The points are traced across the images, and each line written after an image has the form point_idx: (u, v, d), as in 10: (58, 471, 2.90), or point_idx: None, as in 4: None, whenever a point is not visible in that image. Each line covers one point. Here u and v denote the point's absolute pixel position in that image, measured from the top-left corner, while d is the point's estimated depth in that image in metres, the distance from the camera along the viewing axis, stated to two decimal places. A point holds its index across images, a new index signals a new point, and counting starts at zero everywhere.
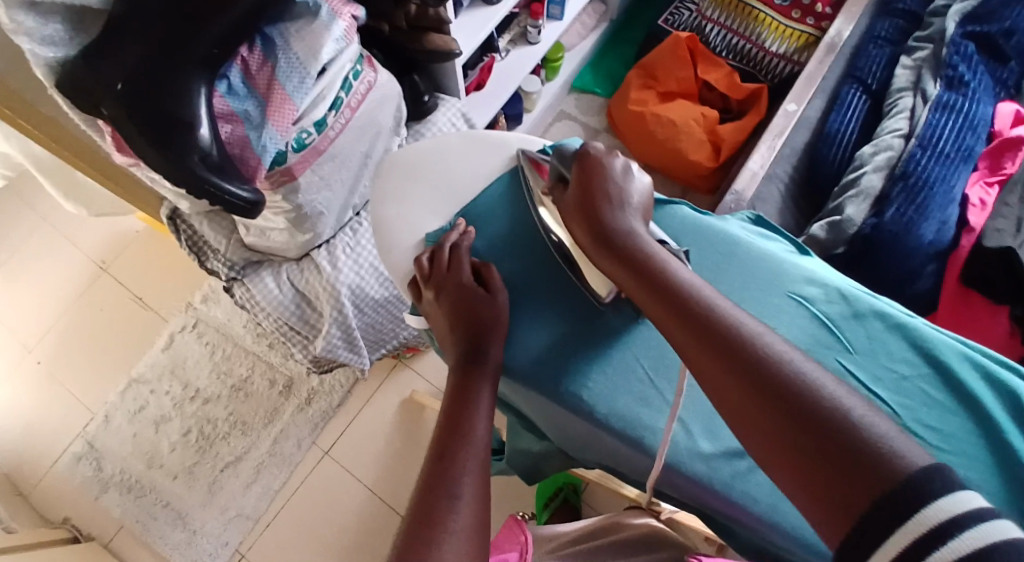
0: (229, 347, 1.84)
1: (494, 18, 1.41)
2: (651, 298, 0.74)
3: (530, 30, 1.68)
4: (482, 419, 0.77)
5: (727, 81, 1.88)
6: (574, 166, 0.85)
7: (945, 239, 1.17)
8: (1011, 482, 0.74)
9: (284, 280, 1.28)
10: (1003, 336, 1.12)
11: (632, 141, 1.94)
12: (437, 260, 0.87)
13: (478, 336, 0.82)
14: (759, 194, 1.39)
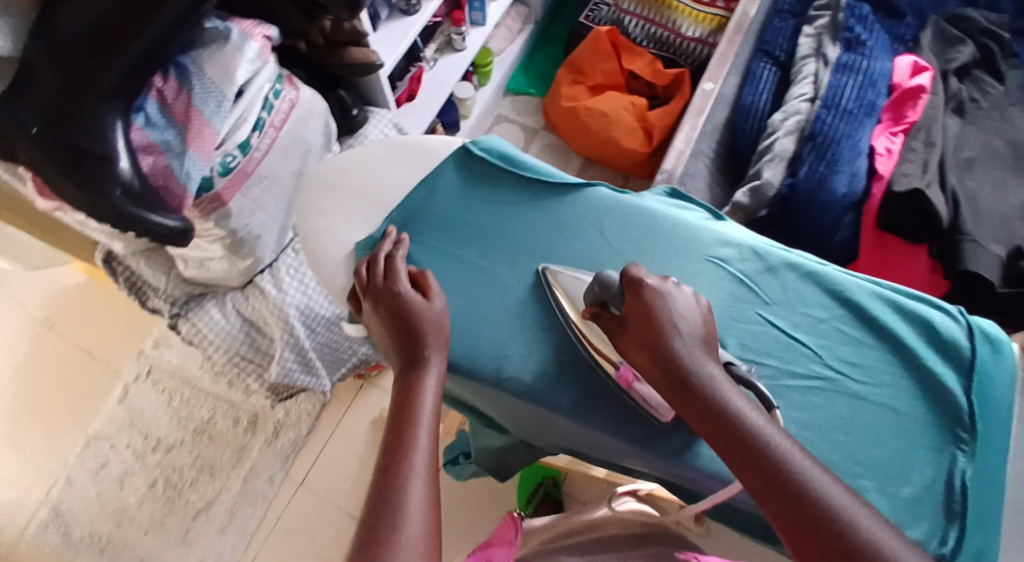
0: (187, 390, 1.80)
1: (413, 28, 1.41)
2: (714, 435, 0.76)
3: (455, 38, 1.70)
4: (431, 420, 0.78)
5: (651, 69, 1.92)
6: (624, 299, 0.82)
7: (857, 189, 1.23)
8: (930, 398, 0.86)
9: (230, 309, 1.29)
10: (925, 274, 1.21)
11: (569, 136, 1.95)
12: (370, 275, 0.87)
13: (417, 343, 0.82)
14: (687, 169, 1.47)
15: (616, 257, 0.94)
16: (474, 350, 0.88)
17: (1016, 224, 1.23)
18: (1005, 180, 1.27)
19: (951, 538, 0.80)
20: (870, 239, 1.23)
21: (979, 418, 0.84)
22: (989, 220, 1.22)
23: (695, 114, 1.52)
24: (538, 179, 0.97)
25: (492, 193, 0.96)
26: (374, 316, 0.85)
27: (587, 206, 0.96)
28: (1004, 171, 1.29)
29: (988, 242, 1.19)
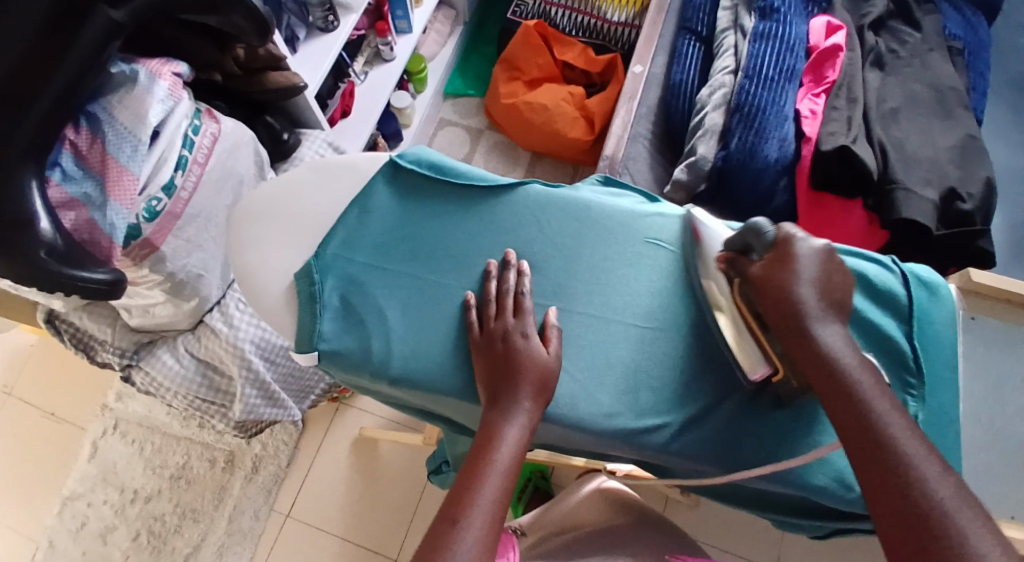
0: (158, 438, 1.78)
1: (335, 45, 1.41)
2: (823, 382, 0.78)
3: (382, 48, 1.67)
4: (514, 454, 0.81)
5: (585, 58, 1.91)
6: (766, 254, 0.83)
7: (788, 153, 1.27)
8: (880, 351, 0.87)
9: (182, 353, 1.29)
10: (862, 227, 1.26)
11: (514, 133, 1.95)
12: (487, 307, 0.89)
13: (522, 383, 0.84)
14: (628, 153, 1.49)
15: (556, 251, 0.94)
16: (424, 364, 0.89)
17: (945, 166, 1.27)
18: (930, 126, 1.32)
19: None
20: (807, 200, 1.26)
21: (925, 362, 0.86)
22: (919, 164, 1.26)
23: (626, 101, 1.56)
24: (470, 184, 0.96)
25: (430, 205, 0.95)
26: (482, 344, 0.87)
27: (521, 205, 0.96)
28: (928, 117, 1.33)
29: (920, 187, 1.23)
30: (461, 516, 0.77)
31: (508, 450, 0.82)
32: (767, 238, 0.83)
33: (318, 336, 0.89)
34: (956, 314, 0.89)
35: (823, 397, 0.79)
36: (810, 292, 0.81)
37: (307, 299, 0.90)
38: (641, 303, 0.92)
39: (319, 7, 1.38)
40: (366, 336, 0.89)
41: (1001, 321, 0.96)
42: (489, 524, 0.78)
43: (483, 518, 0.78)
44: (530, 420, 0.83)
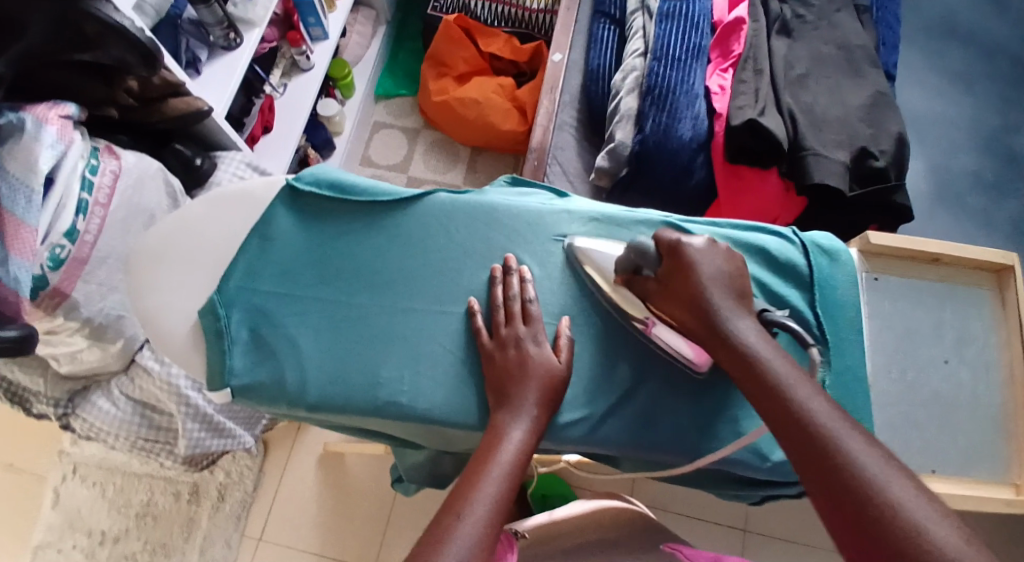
0: (119, 478, 1.76)
1: (239, 62, 1.41)
2: (745, 376, 0.79)
3: (298, 58, 1.66)
4: (520, 454, 0.82)
5: (509, 47, 1.87)
6: (666, 264, 0.85)
7: (702, 131, 1.27)
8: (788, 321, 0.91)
9: (118, 396, 1.31)
10: (779, 193, 1.28)
11: (448, 129, 1.90)
12: (496, 312, 0.90)
13: (529, 383, 0.85)
14: (554, 143, 1.48)
15: (466, 258, 0.94)
16: (342, 384, 0.89)
17: (855, 124, 1.29)
18: (840, 87, 1.33)
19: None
20: (725, 173, 1.27)
21: (829, 326, 0.91)
22: (828, 126, 1.28)
23: (548, 92, 1.51)
24: (374, 200, 0.96)
25: (333, 226, 0.95)
26: (492, 351, 0.88)
27: (427, 216, 0.96)
28: (837, 77, 1.34)
29: (831, 149, 1.25)
30: (463, 510, 0.77)
31: (510, 452, 0.82)
32: (651, 254, 0.85)
33: (228, 372, 0.89)
34: (855, 274, 0.93)
35: (745, 390, 0.79)
36: (716, 290, 0.82)
37: (213, 335, 0.91)
38: (553, 299, 0.92)
39: (218, 27, 1.36)
40: (279, 366, 0.90)
41: (902, 276, 0.98)
42: (491, 519, 0.77)
43: (483, 512, 0.77)
44: (537, 423, 0.84)
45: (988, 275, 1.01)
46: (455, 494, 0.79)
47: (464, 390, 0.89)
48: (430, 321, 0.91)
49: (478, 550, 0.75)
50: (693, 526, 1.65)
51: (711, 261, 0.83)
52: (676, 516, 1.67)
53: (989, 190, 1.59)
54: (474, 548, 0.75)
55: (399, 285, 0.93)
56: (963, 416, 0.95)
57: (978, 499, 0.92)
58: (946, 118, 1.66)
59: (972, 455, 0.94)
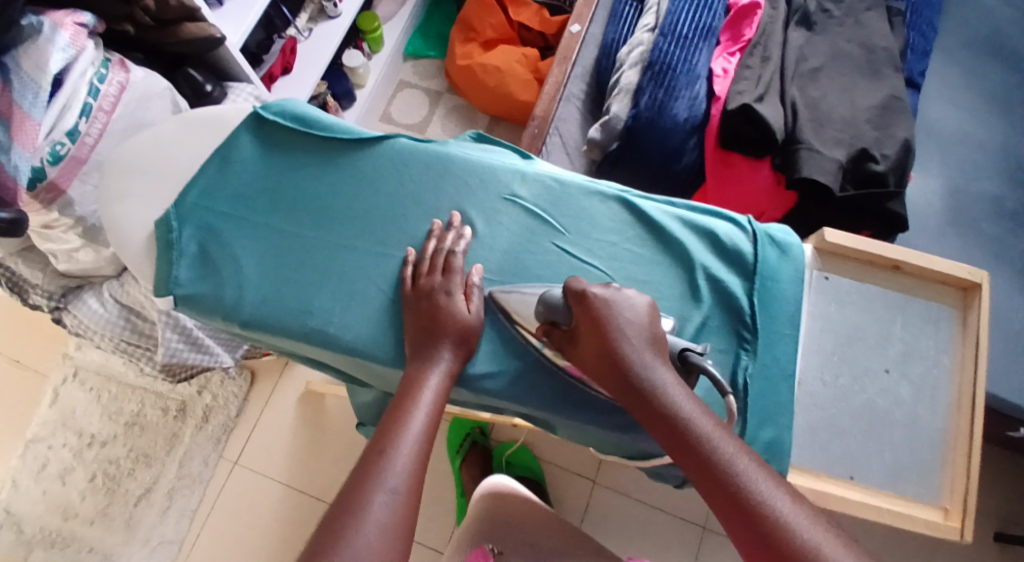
0: (115, 387, 1.82)
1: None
2: (663, 430, 0.79)
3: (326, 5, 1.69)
4: (437, 394, 0.85)
5: (539, 19, 1.85)
6: (578, 318, 0.85)
7: (699, 113, 1.27)
8: (720, 307, 0.93)
9: (107, 299, 1.34)
10: (769, 187, 1.25)
11: (470, 96, 1.92)
12: (422, 263, 0.92)
13: (444, 336, 0.88)
14: (558, 113, 1.47)
15: (415, 203, 0.96)
16: (270, 304, 0.92)
17: (861, 126, 1.24)
18: (854, 85, 1.28)
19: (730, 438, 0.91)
20: (713, 159, 1.26)
21: (764, 316, 0.92)
22: (831, 124, 1.23)
23: (560, 62, 1.50)
24: (332, 137, 0.99)
25: (292, 157, 0.98)
26: (411, 299, 0.90)
27: (385, 157, 0.98)
28: (853, 75, 1.29)
29: (829, 148, 1.21)
30: (393, 444, 0.80)
31: (431, 393, 0.85)
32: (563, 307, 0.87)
33: (174, 281, 0.93)
34: (801, 272, 0.94)
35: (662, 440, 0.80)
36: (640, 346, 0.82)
37: (164, 246, 0.95)
38: (493, 254, 0.95)
39: None
40: (219, 283, 0.93)
41: (855, 279, 0.97)
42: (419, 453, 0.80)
43: (409, 450, 0.80)
44: (453, 368, 0.87)
45: (954, 292, 0.97)
46: (385, 430, 0.82)
47: (388, 328, 0.92)
48: (370, 259, 0.94)
49: (409, 483, 0.78)
50: (652, 518, 1.60)
51: (622, 311, 0.84)
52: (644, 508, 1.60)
53: (1006, 219, 1.41)
54: (405, 481, 0.78)
55: (344, 222, 0.95)
56: (897, 431, 0.92)
57: (899, 515, 0.89)
58: (968, 141, 1.47)
59: (900, 472, 0.92)
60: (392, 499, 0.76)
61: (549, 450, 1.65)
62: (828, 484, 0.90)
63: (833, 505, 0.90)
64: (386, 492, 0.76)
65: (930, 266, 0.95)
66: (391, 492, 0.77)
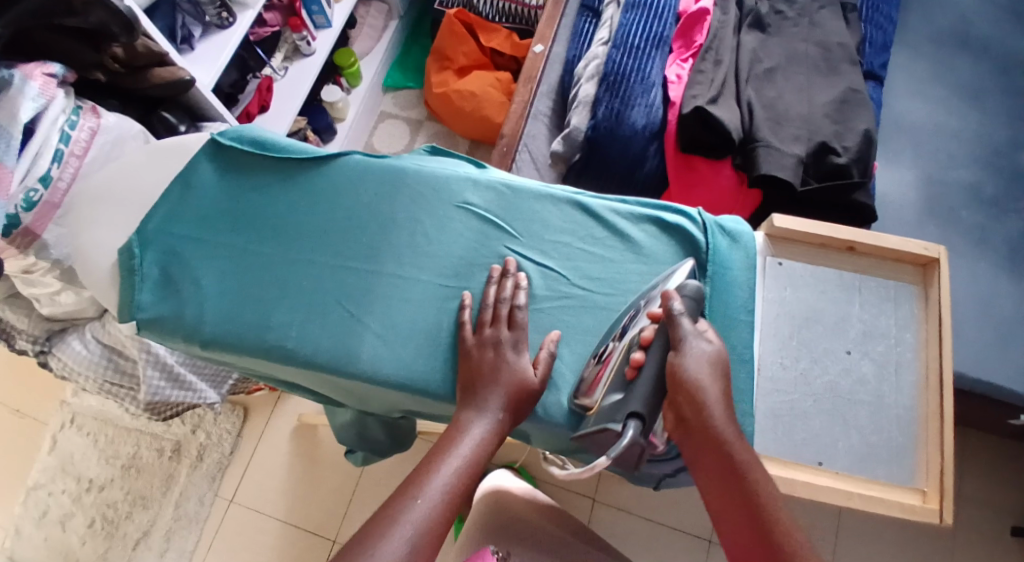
0: (111, 430, 1.72)
1: (232, 40, 1.38)
2: (709, 468, 0.81)
3: (300, 43, 1.60)
4: (480, 448, 0.84)
5: (510, 43, 1.82)
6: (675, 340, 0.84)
7: (656, 119, 1.28)
8: None
9: (90, 340, 1.31)
10: (731, 187, 1.26)
11: (451, 123, 1.86)
12: (484, 312, 0.91)
13: (500, 389, 0.87)
14: (527, 131, 1.42)
15: (371, 218, 0.98)
16: (225, 323, 0.93)
17: (819, 122, 1.23)
18: (809, 83, 1.27)
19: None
20: (675, 162, 1.26)
21: (716, 305, 0.92)
22: (789, 121, 1.23)
23: (525, 81, 1.45)
24: (287, 157, 1.00)
25: (247, 178, 1.00)
26: (471, 348, 0.89)
27: (339, 174, 0.99)
28: (809, 74, 1.28)
29: (786, 143, 1.20)
30: (417, 494, 0.80)
31: (473, 446, 0.84)
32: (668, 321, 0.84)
33: (137, 306, 0.95)
34: (753, 258, 0.94)
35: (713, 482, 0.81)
36: (709, 382, 0.82)
37: (126, 272, 0.96)
38: (445, 262, 0.96)
39: (211, 4, 1.34)
40: (180, 304, 0.94)
41: (810, 262, 0.96)
42: (441, 507, 0.80)
43: (434, 500, 0.80)
44: (500, 427, 0.86)
45: (913, 268, 0.96)
46: (413, 479, 0.82)
47: (346, 339, 0.93)
48: (329, 274, 0.95)
49: (424, 537, 0.78)
50: (657, 537, 1.49)
51: (704, 354, 0.83)
52: (647, 524, 1.50)
53: (985, 207, 1.29)
54: (419, 535, 0.78)
55: (303, 239, 0.97)
56: (861, 413, 0.91)
57: (871, 499, 0.87)
58: (946, 128, 1.36)
59: (869, 454, 0.90)
60: (405, 553, 0.76)
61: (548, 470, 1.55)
62: (795, 470, 0.89)
63: (802, 493, 0.88)
64: (400, 543, 0.76)
65: (884, 245, 0.94)
66: (406, 545, 0.77)
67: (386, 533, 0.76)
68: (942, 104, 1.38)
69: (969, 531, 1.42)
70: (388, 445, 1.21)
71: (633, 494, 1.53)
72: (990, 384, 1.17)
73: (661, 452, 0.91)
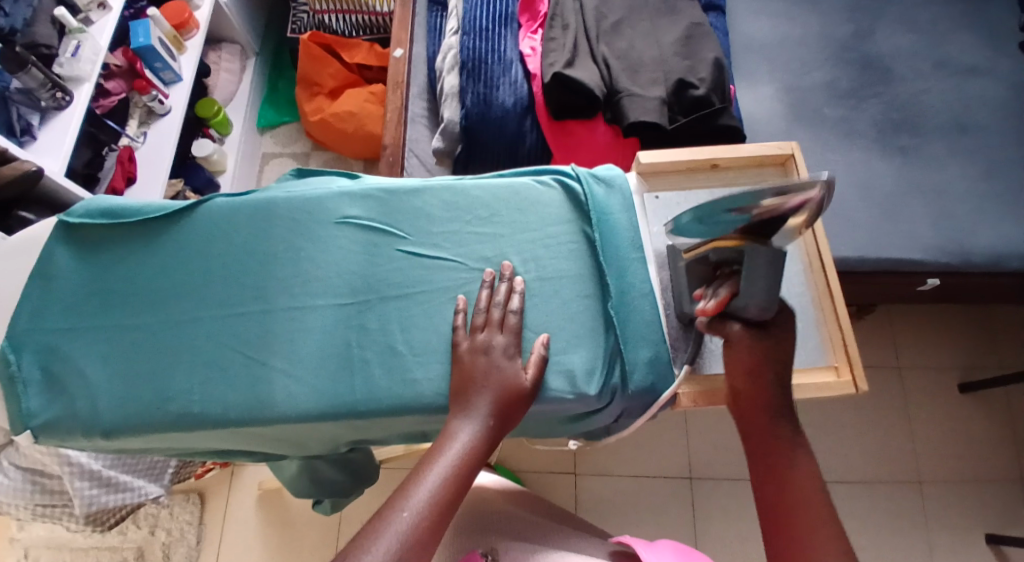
0: (68, 554, 1.60)
1: (74, 122, 1.30)
2: (755, 420, 0.87)
3: (153, 103, 1.53)
4: (468, 453, 0.83)
5: (375, 54, 1.79)
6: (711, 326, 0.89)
7: (523, 93, 1.27)
8: (578, 259, 0.94)
9: (8, 467, 1.23)
10: (606, 138, 1.25)
11: (336, 147, 1.81)
12: (477, 316, 0.90)
13: (486, 391, 0.86)
14: (408, 136, 1.38)
15: (253, 258, 0.94)
16: (122, 407, 0.89)
17: (670, 62, 1.24)
18: (654, 27, 1.28)
19: (617, 369, 0.91)
20: (550, 130, 1.25)
21: (611, 253, 0.93)
22: (645, 67, 1.24)
23: (393, 89, 1.40)
24: (147, 220, 0.95)
25: (110, 253, 0.95)
26: (463, 354, 0.88)
27: (207, 223, 0.95)
28: (652, 19, 1.29)
29: (646, 88, 1.21)
30: (404, 504, 0.80)
31: (461, 450, 0.83)
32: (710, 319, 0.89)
33: (27, 415, 0.90)
34: (630, 199, 0.96)
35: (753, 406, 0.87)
36: (764, 266, 0.84)
37: (7, 382, 0.91)
38: (340, 281, 0.93)
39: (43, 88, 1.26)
40: (71, 400, 0.90)
41: (681, 189, 0.99)
42: (428, 516, 0.79)
43: (422, 509, 0.79)
44: (489, 432, 0.85)
45: (774, 168, 1.00)
46: (400, 488, 0.81)
47: (255, 386, 0.89)
48: (222, 325, 0.92)
49: (409, 544, 0.78)
50: (645, 493, 1.48)
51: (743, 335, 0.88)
52: (632, 479, 1.49)
53: (845, 99, 1.31)
54: (405, 543, 0.78)
55: (187, 298, 0.93)
56: None
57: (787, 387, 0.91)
58: (801, 27, 1.38)
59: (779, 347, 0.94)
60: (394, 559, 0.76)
61: (523, 458, 1.51)
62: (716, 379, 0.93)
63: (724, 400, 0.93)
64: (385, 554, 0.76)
65: (741, 156, 0.97)
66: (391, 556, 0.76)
67: (371, 546, 0.76)
68: (790, 8, 1.40)
69: (916, 398, 1.49)
70: (347, 483, 1.15)
71: (609, 460, 1.51)
72: (897, 259, 1.20)
73: (594, 405, 0.91)
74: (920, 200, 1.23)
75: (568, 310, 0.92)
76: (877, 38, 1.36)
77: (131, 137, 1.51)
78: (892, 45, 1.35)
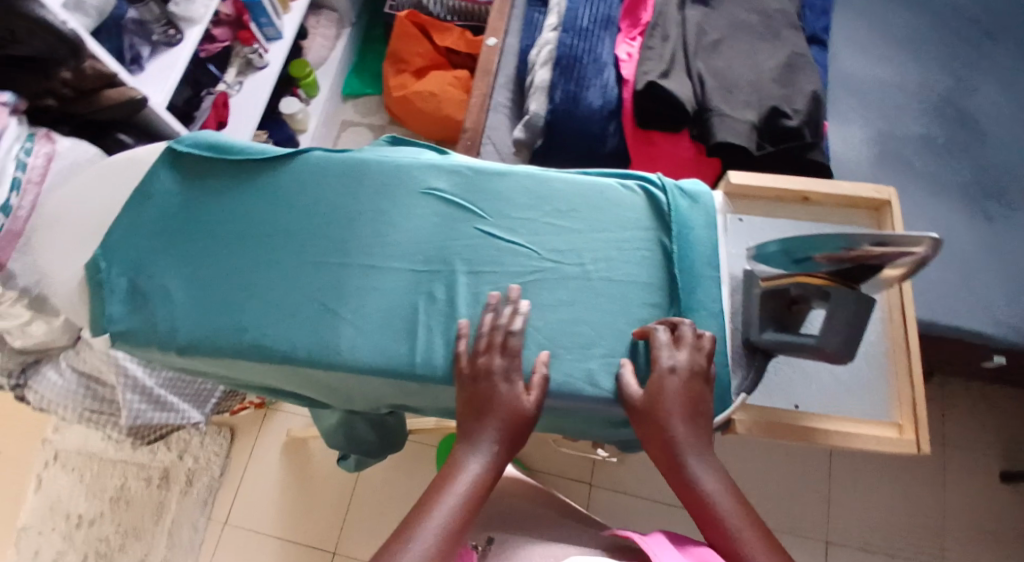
0: (97, 463, 1.66)
1: (182, 59, 1.35)
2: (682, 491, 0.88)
3: (252, 57, 1.58)
4: (475, 483, 0.86)
5: (464, 41, 1.82)
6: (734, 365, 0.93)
7: (612, 98, 1.30)
8: (647, 267, 0.96)
9: (65, 368, 1.31)
10: (690, 155, 1.28)
11: (412, 123, 1.85)
12: (480, 339, 0.91)
13: (493, 418, 0.88)
14: (488, 123, 1.41)
15: (337, 211, 0.98)
16: (194, 329, 0.94)
17: (768, 86, 1.25)
18: (753, 51, 1.29)
19: None
20: (634, 139, 1.28)
21: (685, 265, 0.95)
22: (739, 90, 1.25)
23: (482, 75, 1.43)
24: (247, 158, 1.00)
25: (206, 184, 0.99)
26: (467, 377, 0.90)
27: (301, 171, 1.00)
28: (752, 43, 1.30)
29: (739, 110, 1.23)
30: (411, 536, 0.82)
31: (468, 482, 0.86)
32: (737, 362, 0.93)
33: (108, 319, 0.95)
34: (712, 217, 0.98)
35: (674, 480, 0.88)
36: None
37: (94, 286, 0.96)
38: (416, 249, 0.96)
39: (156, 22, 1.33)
40: (150, 314, 0.94)
41: (766, 215, 1.04)
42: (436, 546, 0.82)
43: (427, 542, 0.82)
44: (494, 458, 0.88)
45: (860, 212, 1.04)
46: (407, 520, 0.84)
47: (321, 333, 0.93)
48: (298, 270, 0.96)
49: None
50: (659, 513, 1.50)
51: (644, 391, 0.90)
52: (649, 495, 1.51)
53: (927, 158, 1.32)
54: None
55: (270, 239, 0.97)
56: None
57: (848, 433, 0.95)
58: (893, 79, 1.39)
59: (845, 394, 0.97)
60: None
61: (545, 457, 1.54)
62: (780, 412, 0.96)
63: (783, 434, 0.96)
64: None
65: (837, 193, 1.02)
66: None
67: None
68: (885, 59, 1.41)
69: (941, 467, 1.50)
70: (380, 444, 1.19)
71: (628, 474, 1.53)
72: (956, 325, 1.20)
73: None
74: (989, 269, 1.23)
75: (631, 315, 0.94)
76: (971, 102, 1.36)
77: (225, 84, 1.57)
78: (984, 112, 1.35)
